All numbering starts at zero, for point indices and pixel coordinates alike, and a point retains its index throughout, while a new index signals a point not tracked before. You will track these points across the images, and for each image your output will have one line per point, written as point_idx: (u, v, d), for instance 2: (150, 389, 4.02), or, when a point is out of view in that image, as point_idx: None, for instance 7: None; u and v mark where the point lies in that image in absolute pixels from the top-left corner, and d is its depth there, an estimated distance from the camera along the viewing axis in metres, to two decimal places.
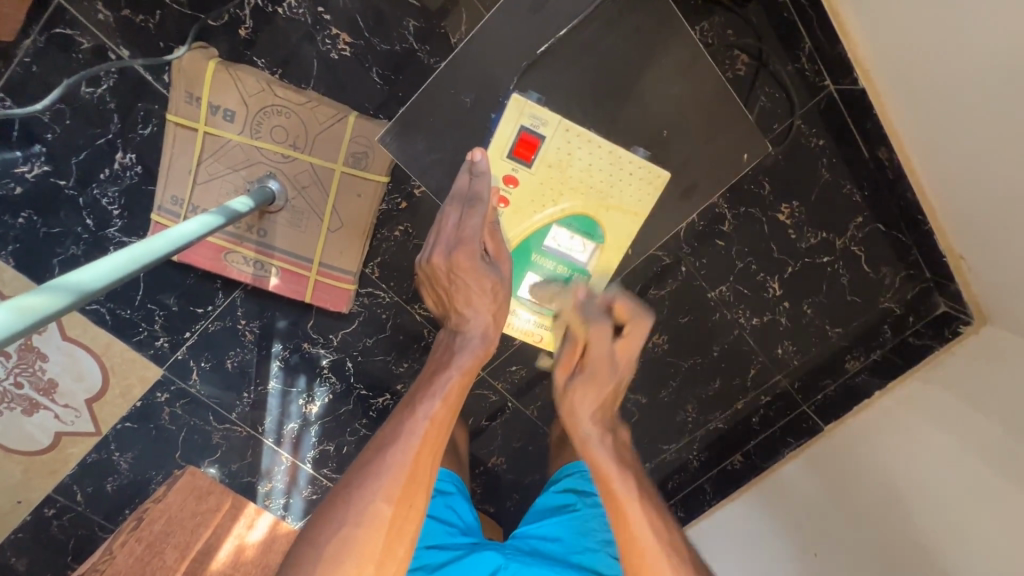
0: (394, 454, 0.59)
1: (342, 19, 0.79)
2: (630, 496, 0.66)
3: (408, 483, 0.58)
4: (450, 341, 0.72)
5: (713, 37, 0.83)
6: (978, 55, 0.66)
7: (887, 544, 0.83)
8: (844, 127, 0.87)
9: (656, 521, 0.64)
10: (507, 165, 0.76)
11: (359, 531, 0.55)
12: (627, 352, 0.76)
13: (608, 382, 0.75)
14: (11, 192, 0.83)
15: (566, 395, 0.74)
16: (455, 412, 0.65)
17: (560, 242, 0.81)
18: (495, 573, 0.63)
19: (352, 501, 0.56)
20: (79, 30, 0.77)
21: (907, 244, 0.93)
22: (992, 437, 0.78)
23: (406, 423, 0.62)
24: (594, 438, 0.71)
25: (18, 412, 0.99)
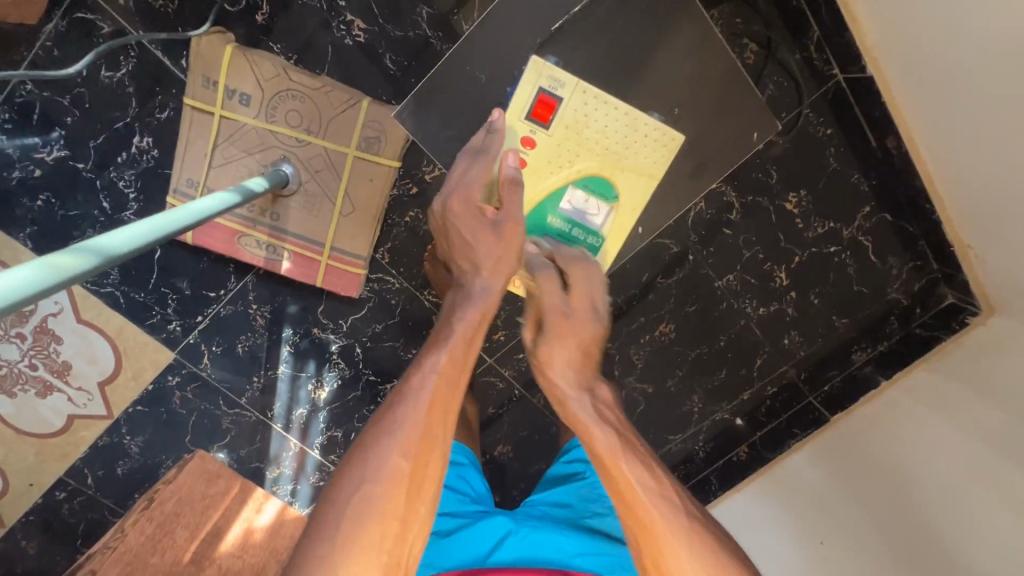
0: (405, 410, 0.57)
1: (356, 5, 0.80)
2: (642, 483, 0.58)
3: (424, 436, 0.56)
4: (454, 301, 0.70)
5: (721, 25, 0.84)
6: (990, 40, 0.66)
7: (896, 529, 0.81)
8: (852, 115, 0.88)
9: (656, 502, 0.57)
10: (525, 126, 0.79)
11: (378, 488, 0.52)
12: (581, 304, 0.77)
13: (571, 333, 0.74)
14: (30, 175, 0.84)
15: (539, 353, 0.73)
16: (464, 365, 0.63)
17: (576, 205, 0.83)
18: (506, 537, 0.62)
19: (369, 459, 0.53)
20: (100, 15, 0.79)
21: (914, 235, 0.94)
22: (999, 425, 0.78)
23: (413, 380, 0.59)
24: (576, 403, 0.68)
25: (32, 394, 1.00)
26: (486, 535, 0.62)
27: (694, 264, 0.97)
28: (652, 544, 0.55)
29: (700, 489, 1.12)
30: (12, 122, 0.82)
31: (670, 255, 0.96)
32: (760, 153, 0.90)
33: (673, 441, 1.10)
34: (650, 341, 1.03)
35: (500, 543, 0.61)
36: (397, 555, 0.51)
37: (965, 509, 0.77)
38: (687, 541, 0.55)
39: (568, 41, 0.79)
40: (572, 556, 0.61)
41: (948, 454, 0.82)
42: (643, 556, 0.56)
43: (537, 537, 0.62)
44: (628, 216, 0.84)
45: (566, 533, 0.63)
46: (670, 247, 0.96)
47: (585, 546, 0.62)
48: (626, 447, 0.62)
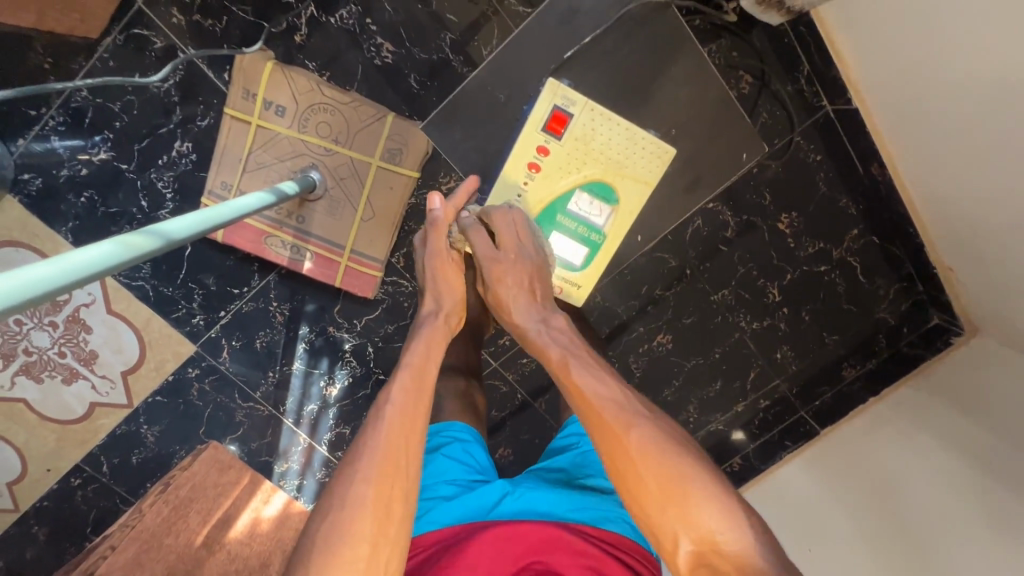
0: (365, 443, 0.57)
1: (386, 29, 0.88)
2: (592, 385, 0.63)
3: (383, 463, 0.55)
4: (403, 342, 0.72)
5: (719, 58, 0.91)
6: (951, 88, 0.73)
7: (877, 530, 0.84)
8: (840, 144, 0.94)
9: (611, 396, 0.62)
10: (540, 137, 0.85)
11: (345, 516, 0.52)
12: (510, 244, 0.78)
13: (507, 274, 0.77)
14: (77, 173, 0.91)
15: (491, 299, 0.78)
16: (421, 393, 0.62)
17: (582, 207, 0.87)
18: (502, 498, 0.67)
19: (333, 493, 0.54)
20: (154, 31, 0.87)
21: (900, 257, 0.99)
22: (978, 437, 0.82)
23: (372, 415, 0.60)
24: (535, 323, 0.74)
25: (58, 381, 1.05)
26: (484, 496, 0.67)
27: (691, 278, 1.02)
28: (604, 437, 0.59)
29: None
30: (65, 125, 0.90)
31: (669, 268, 1.02)
32: (755, 176, 0.96)
33: None
34: (648, 351, 1.07)
35: (498, 502, 0.66)
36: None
37: (943, 511, 0.80)
38: (634, 428, 0.59)
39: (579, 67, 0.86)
40: (567, 512, 0.64)
41: (928, 465, 0.86)
42: (600, 451, 0.60)
43: (530, 496, 0.66)
44: (626, 219, 0.88)
45: (559, 492, 0.67)
46: (668, 261, 1.01)
47: (577, 501, 0.66)
48: (579, 358, 0.67)
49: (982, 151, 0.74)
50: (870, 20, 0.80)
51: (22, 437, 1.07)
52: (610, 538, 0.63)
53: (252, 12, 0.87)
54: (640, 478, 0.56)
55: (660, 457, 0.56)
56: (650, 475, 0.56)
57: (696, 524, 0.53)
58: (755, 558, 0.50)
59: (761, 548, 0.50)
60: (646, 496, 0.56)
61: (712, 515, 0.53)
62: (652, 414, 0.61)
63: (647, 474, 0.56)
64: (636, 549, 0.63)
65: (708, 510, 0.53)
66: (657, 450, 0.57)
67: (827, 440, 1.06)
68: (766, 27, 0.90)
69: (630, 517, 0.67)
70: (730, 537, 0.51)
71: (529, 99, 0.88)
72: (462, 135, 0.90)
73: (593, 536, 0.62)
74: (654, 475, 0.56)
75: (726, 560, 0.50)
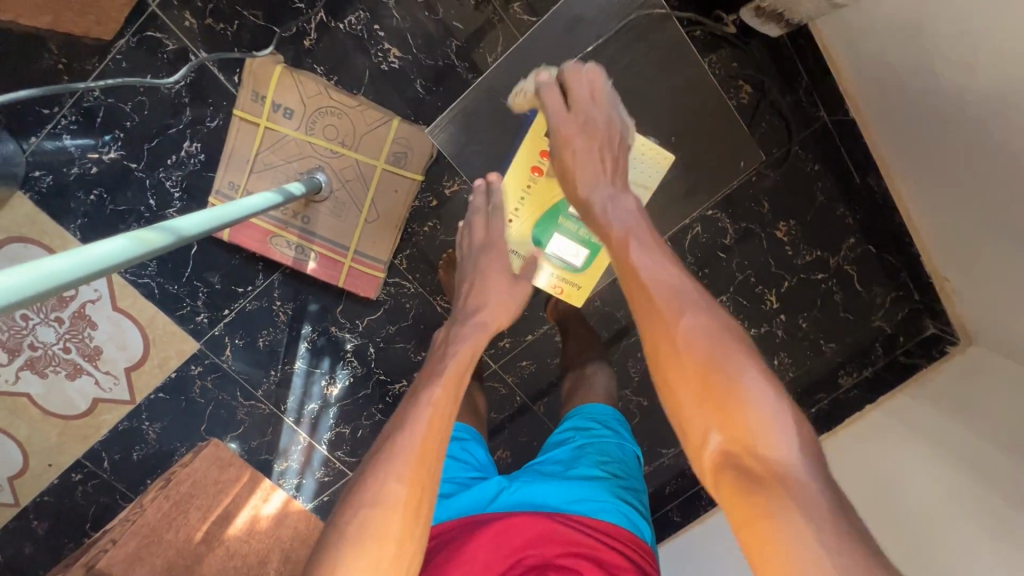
0: (402, 439, 0.57)
1: (394, 36, 0.90)
2: (648, 268, 0.60)
3: (418, 462, 0.55)
4: (445, 336, 0.71)
5: (720, 68, 0.93)
6: (937, 104, 0.75)
7: (888, 538, 0.82)
8: (837, 154, 0.96)
9: (666, 280, 0.58)
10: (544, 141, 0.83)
11: (375, 513, 0.52)
12: (583, 107, 0.77)
13: (572, 136, 0.75)
14: (87, 171, 0.93)
15: (556, 167, 0.77)
16: (459, 395, 0.62)
17: None
18: (498, 494, 0.68)
19: (364, 487, 0.54)
20: (166, 34, 0.88)
21: (896, 266, 1.01)
22: (969, 444, 0.83)
23: (408, 409, 0.60)
24: (597, 205, 0.71)
25: (62, 376, 1.06)
26: (481, 492, 0.68)
27: None
28: (649, 321, 0.56)
29: (690, 503, 1.12)
30: (77, 124, 0.92)
31: None
32: (754, 184, 0.98)
33: (667, 454, 1.12)
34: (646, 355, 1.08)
35: (496, 495, 0.68)
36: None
37: (936, 519, 0.80)
38: (685, 316, 0.55)
39: None
40: (562, 503, 0.66)
41: (921, 472, 0.86)
42: (643, 335, 0.57)
43: (526, 490, 0.67)
44: None
45: (555, 483, 0.68)
46: None
47: (573, 492, 0.67)
48: (639, 242, 0.64)
49: (976, 165, 0.75)
50: (863, 35, 0.81)
51: (25, 431, 1.08)
52: (605, 528, 0.63)
53: (263, 17, 0.89)
54: (681, 364, 0.53)
55: (708, 347, 0.52)
56: (693, 364, 0.52)
57: (733, 420, 0.49)
58: (794, 468, 0.45)
59: (805, 463, 0.45)
60: (683, 388, 0.52)
61: (753, 416, 0.48)
62: (711, 305, 0.57)
63: (689, 362, 0.52)
64: (633, 539, 0.64)
65: (750, 409, 0.49)
66: (707, 342, 0.53)
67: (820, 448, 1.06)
68: (765, 39, 0.92)
69: (626, 506, 0.67)
70: (771, 442, 0.47)
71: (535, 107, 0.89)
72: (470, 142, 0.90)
73: (589, 526, 0.63)
74: (697, 364, 0.52)
75: (759, 462, 0.46)
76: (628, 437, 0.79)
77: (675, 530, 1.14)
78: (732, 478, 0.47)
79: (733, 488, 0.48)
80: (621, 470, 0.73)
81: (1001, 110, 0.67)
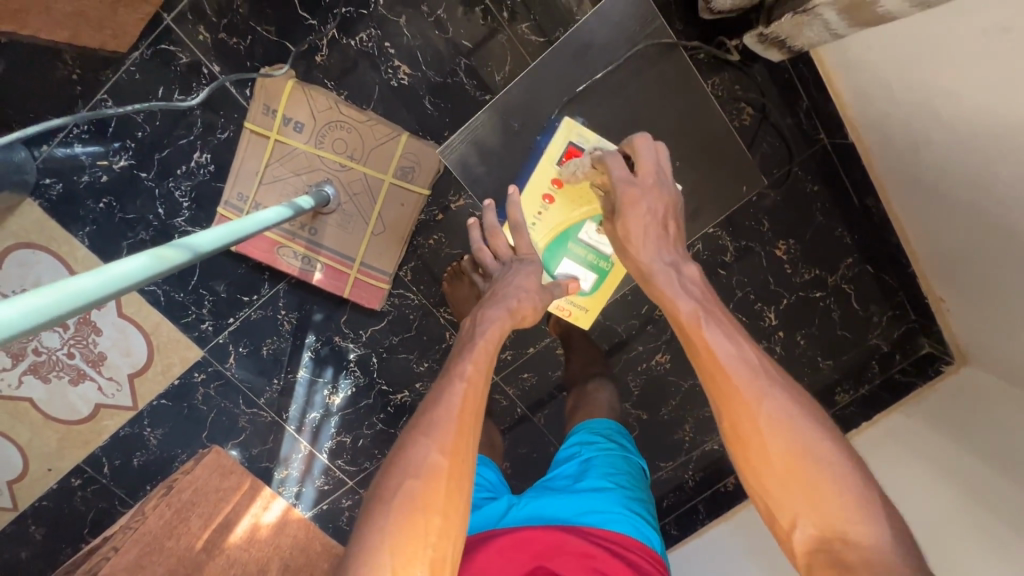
0: (440, 410, 0.56)
1: (404, 53, 0.91)
2: (725, 349, 0.60)
3: (458, 433, 0.55)
4: (474, 316, 0.71)
5: (722, 90, 0.95)
6: (936, 130, 0.76)
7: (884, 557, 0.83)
8: (836, 176, 0.98)
9: (742, 362, 0.60)
10: (555, 170, 0.88)
11: (417, 483, 0.51)
12: (649, 174, 0.75)
13: (641, 201, 0.74)
14: (98, 180, 0.94)
15: (617, 229, 0.76)
16: (489, 373, 0.62)
17: (591, 235, 0.89)
18: (509, 510, 0.69)
19: (404, 457, 0.53)
20: (180, 47, 0.90)
21: (893, 286, 1.03)
22: (962, 462, 0.84)
23: (443, 383, 0.59)
24: (662, 267, 0.71)
25: (65, 381, 1.06)
26: (490, 510, 0.70)
27: None
28: (732, 409, 0.58)
29: (688, 517, 1.13)
30: (88, 133, 0.93)
31: None
32: (754, 203, 1.00)
33: (664, 468, 1.13)
34: (645, 370, 1.09)
35: (506, 512, 0.69)
36: (442, 550, 0.50)
37: (932, 536, 0.80)
38: (769, 403, 0.57)
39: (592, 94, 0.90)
40: (571, 516, 0.66)
41: (918, 490, 0.87)
42: (724, 420, 0.59)
43: (535, 504, 0.69)
44: None
45: (562, 498, 0.69)
46: None
47: (583, 505, 0.68)
48: (710, 316, 0.65)
49: (974, 190, 0.76)
50: (865, 61, 0.82)
51: (26, 436, 1.08)
52: (615, 538, 0.64)
53: (275, 32, 0.90)
54: (770, 457, 0.55)
55: (795, 437, 0.55)
56: (782, 456, 0.55)
57: (824, 511, 0.52)
58: (885, 556, 0.49)
59: (895, 549, 0.49)
60: (771, 477, 0.55)
61: (843, 506, 0.52)
62: (790, 387, 0.59)
63: (777, 453, 0.55)
64: (642, 548, 0.64)
65: (839, 500, 0.52)
66: (792, 432, 0.55)
67: None
68: (768, 63, 0.94)
69: (636, 518, 0.68)
70: (862, 531, 0.51)
71: (544, 130, 0.90)
72: (482, 167, 0.91)
73: (598, 537, 0.63)
74: (784, 456, 0.55)
75: (853, 553, 0.50)
76: (632, 450, 0.80)
77: (673, 543, 1.15)
78: (825, 566, 0.51)
79: (825, 574, 0.51)
80: (627, 481, 0.73)
81: (1000, 138, 0.68)
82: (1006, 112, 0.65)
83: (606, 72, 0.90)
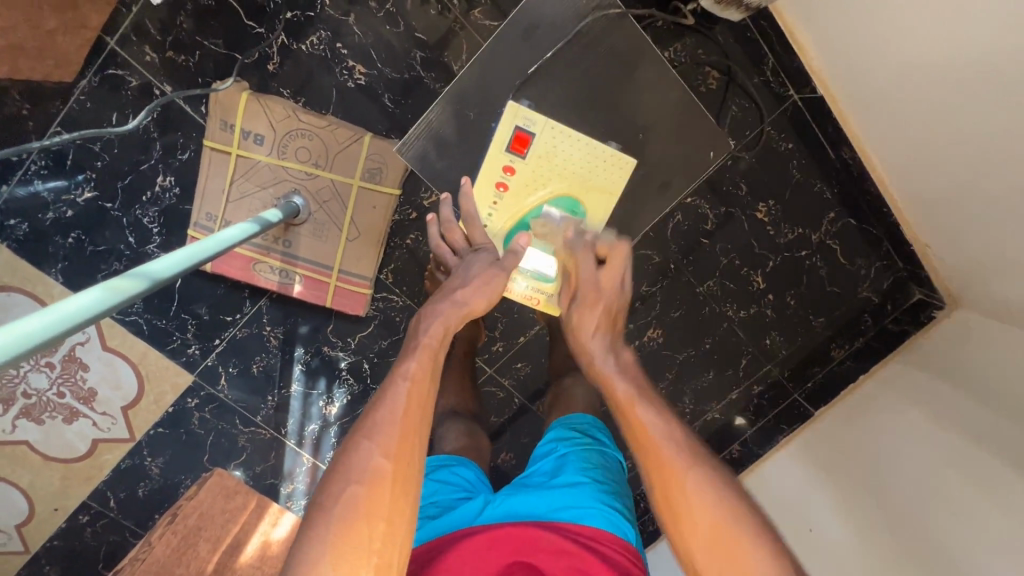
0: (383, 414, 0.55)
1: (357, 52, 0.89)
2: (655, 425, 0.64)
3: (403, 435, 0.54)
4: (418, 317, 0.69)
5: (684, 56, 0.93)
6: (905, 70, 0.75)
7: (892, 529, 0.82)
8: (810, 131, 0.97)
9: (673, 439, 0.63)
10: (505, 158, 0.86)
11: (360, 489, 0.50)
12: (611, 282, 0.81)
13: (599, 301, 0.80)
14: (62, 216, 0.92)
15: (572, 319, 0.81)
16: (435, 375, 0.61)
17: (550, 220, 0.88)
18: (483, 509, 0.68)
19: (347, 463, 0.52)
20: (129, 70, 0.88)
21: (878, 237, 1.01)
22: (959, 406, 0.83)
23: (386, 386, 0.58)
24: (603, 356, 0.75)
25: (59, 421, 1.05)
26: (465, 509, 0.68)
27: (676, 273, 1.04)
28: (662, 477, 0.61)
29: None
30: (47, 168, 0.91)
31: (653, 264, 1.04)
32: (729, 168, 0.99)
33: None
34: (640, 346, 1.08)
35: (481, 510, 0.68)
36: (387, 556, 0.49)
37: (936, 483, 0.80)
38: (693, 472, 0.60)
39: (548, 72, 0.86)
40: (547, 511, 0.66)
41: (923, 440, 0.85)
42: (654, 486, 0.62)
43: (510, 502, 0.68)
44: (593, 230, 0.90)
45: (538, 494, 0.69)
46: (651, 258, 1.03)
47: (558, 500, 0.67)
48: (643, 396, 0.69)
49: (948, 128, 0.75)
50: (829, 12, 0.81)
51: (28, 479, 1.07)
52: (589, 532, 0.64)
53: (223, 45, 0.88)
54: (694, 519, 0.58)
55: (720, 503, 0.58)
56: (707, 521, 0.57)
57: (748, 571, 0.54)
58: None
59: None
60: (697, 539, 0.57)
61: (765, 567, 0.53)
62: (713, 461, 0.62)
63: (703, 519, 0.57)
64: (617, 543, 0.64)
65: (761, 560, 0.54)
66: (718, 500, 0.58)
67: (818, 423, 1.06)
68: (728, 22, 0.92)
69: (609, 509, 0.67)
70: None
71: (498, 114, 0.86)
72: (441, 159, 0.88)
73: (571, 531, 0.63)
74: (709, 520, 0.57)
75: None
76: (608, 444, 0.80)
77: None
78: None
79: None
80: (603, 475, 0.73)
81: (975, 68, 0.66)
82: (986, 43, 0.63)
83: (554, 52, 0.86)
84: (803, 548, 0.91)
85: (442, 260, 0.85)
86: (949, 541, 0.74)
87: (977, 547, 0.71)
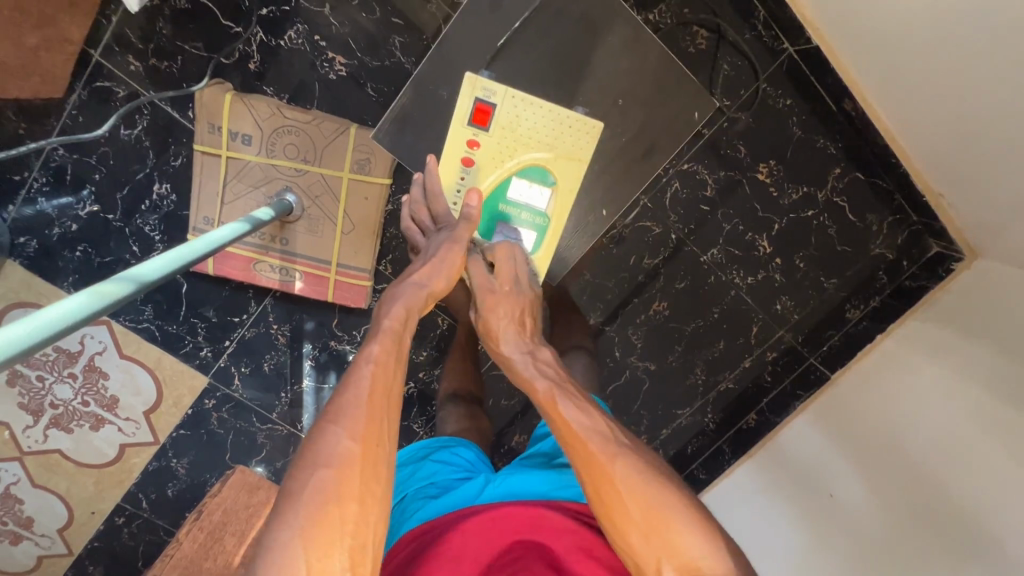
0: (349, 400, 0.55)
1: (337, 44, 0.89)
2: (577, 419, 0.61)
3: (369, 419, 0.54)
4: (381, 300, 0.68)
5: (670, 17, 0.90)
6: (900, 10, 0.72)
7: (916, 494, 0.80)
8: (808, 84, 0.93)
9: (597, 430, 0.61)
10: (468, 131, 0.83)
11: (328, 473, 0.50)
12: (505, 280, 0.77)
13: (499, 305, 0.74)
14: (68, 230, 0.94)
15: (480, 326, 0.74)
16: (400, 355, 0.61)
17: (521, 193, 0.86)
18: (485, 489, 0.69)
19: (313, 447, 0.52)
20: (115, 81, 0.89)
21: (889, 190, 0.97)
22: (975, 358, 0.80)
23: (349, 371, 0.57)
24: (519, 360, 0.70)
25: (86, 429, 1.09)
26: (467, 489, 0.69)
27: (677, 242, 1.02)
28: (591, 470, 0.58)
29: (715, 459, 1.13)
30: (49, 185, 0.93)
31: (654, 236, 1.01)
32: (726, 129, 0.96)
33: (682, 415, 1.12)
34: (646, 320, 1.07)
35: (482, 490, 0.69)
36: (361, 537, 0.50)
37: (957, 440, 0.77)
38: (618, 460, 0.58)
39: (528, 45, 0.84)
40: (549, 490, 0.67)
41: (941, 396, 0.83)
42: (583, 480, 0.59)
43: (512, 481, 0.69)
44: (567, 199, 0.87)
45: (540, 473, 0.70)
46: (652, 229, 1.01)
47: (560, 479, 0.69)
48: (563, 391, 0.65)
49: (948, 65, 0.71)
50: None
51: (64, 485, 1.11)
52: (590, 509, 0.65)
53: (203, 47, 0.89)
54: (624, 506, 0.56)
55: (648, 488, 0.56)
56: (636, 503, 0.56)
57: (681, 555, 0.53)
58: None
59: None
60: (629, 526, 0.55)
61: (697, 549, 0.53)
62: (636, 448, 0.61)
63: (633, 503, 0.56)
64: None
65: (690, 539, 0.54)
66: (644, 484, 0.57)
67: (835, 385, 1.04)
68: None
69: None
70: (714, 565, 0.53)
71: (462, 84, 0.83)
72: (415, 140, 0.86)
73: (573, 510, 0.64)
74: (639, 504, 0.56)
75: None
76: None
77: (704, 486, 1.15)
78: None
79: None
80: None
81: None
82: None
83: (523, 23, 0.83)
84: (824, 516, 0.89)
85: (413, 243, 0.84)
86: (977, 502, 0.72)
87: (1000, 514, 0.69)
